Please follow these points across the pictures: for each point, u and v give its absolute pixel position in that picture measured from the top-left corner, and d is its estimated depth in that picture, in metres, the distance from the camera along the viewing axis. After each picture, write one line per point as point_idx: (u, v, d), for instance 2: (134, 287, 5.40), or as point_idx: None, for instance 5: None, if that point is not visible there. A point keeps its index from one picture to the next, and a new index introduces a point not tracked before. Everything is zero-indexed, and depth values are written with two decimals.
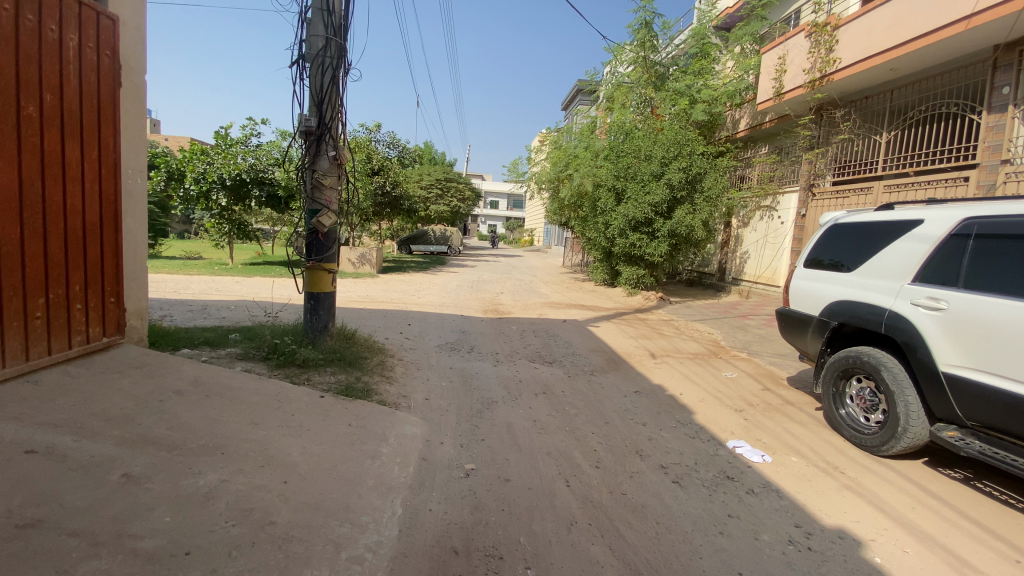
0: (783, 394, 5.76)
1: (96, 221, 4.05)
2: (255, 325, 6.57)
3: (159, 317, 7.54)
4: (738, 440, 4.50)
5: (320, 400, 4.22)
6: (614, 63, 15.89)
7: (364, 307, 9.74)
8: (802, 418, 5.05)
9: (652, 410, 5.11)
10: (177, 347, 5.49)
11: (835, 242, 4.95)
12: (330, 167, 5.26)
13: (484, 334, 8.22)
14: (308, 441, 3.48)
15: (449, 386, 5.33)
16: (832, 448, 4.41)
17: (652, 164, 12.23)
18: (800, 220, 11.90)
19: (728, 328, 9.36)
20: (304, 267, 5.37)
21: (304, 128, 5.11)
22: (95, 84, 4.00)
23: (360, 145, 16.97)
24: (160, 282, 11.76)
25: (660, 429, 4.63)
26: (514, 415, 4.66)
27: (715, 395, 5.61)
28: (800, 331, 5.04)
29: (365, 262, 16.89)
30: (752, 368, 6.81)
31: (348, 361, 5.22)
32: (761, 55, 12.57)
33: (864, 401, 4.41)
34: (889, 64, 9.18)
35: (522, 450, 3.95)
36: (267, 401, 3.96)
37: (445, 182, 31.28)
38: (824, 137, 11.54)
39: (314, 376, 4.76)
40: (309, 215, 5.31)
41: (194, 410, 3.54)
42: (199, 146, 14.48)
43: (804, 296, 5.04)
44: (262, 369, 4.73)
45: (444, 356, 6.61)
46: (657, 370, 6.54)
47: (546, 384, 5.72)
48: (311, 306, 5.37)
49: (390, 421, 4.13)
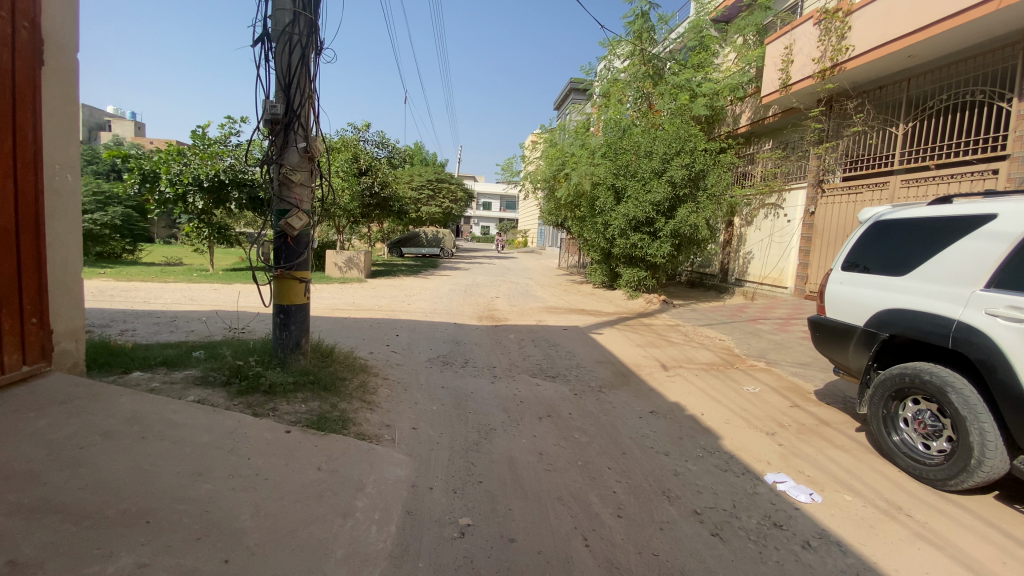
0: (815, 412, 5.14)
1: (10, 228, 3.36)
2: (222, 341, 5.86)
3: (118, 332, 6.78)
4: (779, 472, 3.87)
5: (284, 437, 3.52)
6: (610, 57, 15.28)
7: (349, 316, 9.02)
8: (844, 443, 4.43)
9: (672, 435, 4.47)
10: (127, 370, 4.77)
11: (880, 242, 4.35)
12: (300, 161, 4.58)
13: (480, 346, 7.51)
14: (264, 498, 2.80)
15: (441, 411, 4.64)
16: (886, 482, 3.80)
17: (653, 161, 11.62)
18: (808, 219, 11.37)
19: (741, 333, 8.73)
20: (272, 276, 4.67)
21: (269, 116, 4.41)
22: (9, 61, 3.32)
23: (347, 144, 16.23)
24: (132, 290, 10.95)
25: (686, 461, 3.99)
26: (516, 447, 4.00)
27: (740, 415, 4.98)
28: (841, 344, 4.43)
29: (352, 266, 16.15)
30: (775, 381, 6.18)
31: (323, 385, 4.53)
32: (765, 46, 12.01)
33: (925, 425, 3.82)
34: (907, 51, 8.66)
35: (528, 495, 3.30)
36: (218, 441, 3.26)
37: (436, 183, 30.49)
38: (834, 130, 10.95)
39: (281, 406, 4.05)
40: (278, 217, 4.63)
41: (122, 461, 2.84)
42: (175, 146, 13.75)
43: (845, 303, 4.44)
44: (220, 398, 4.01)
45: (435, 372, 5.92)
46: (671, 385, 5.90)
47: (551, 405, 5.05)
48: (281, 321, 4.68)
49: (370, 462, 3.46)
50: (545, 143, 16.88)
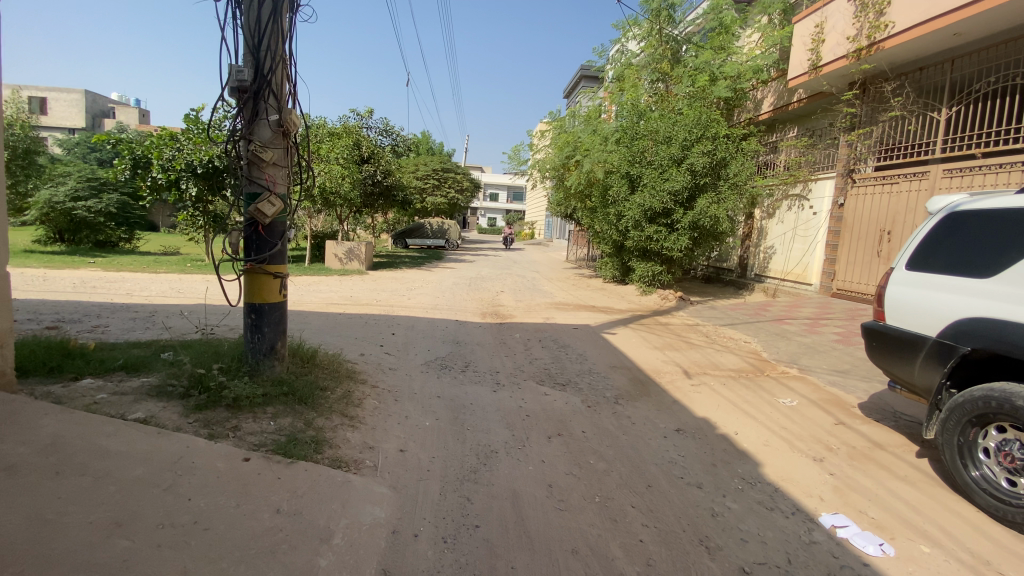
0: (865, 432, 4.46)
1: None
2: (196, 341, 5.25)
3: (88, 328, 6.18)
4: (837, 513, 3.23)
5: (240, 466, 2.91)
6: (624, 39, 14.45)
7: (343, 311, 8.43)
8: (908, 473, 3.76)
9: (704, 461, 3.82)
10: (79, 376, 4.18)
11: (956, 237, 3.69)
12: (273, 137, 3.96)
13: (482, 346, 6.87)
14: (198, 559, 2.21)
15: (434, 428, 4.01)
16: (966, 527, 3.15)
17: (671, 147, 10.87)
18: (837, 211, 10.58)
19: (767, 335, 8.02)
20: (242, 270, 4.03)
21: (235, 83, 3.77)
22: None
23: (348, 130, 15.46)
24: (119, 281, 10.40)
25: (724, 497, 3.34)
26: (522, 475, 3.39)
27: (780, 434, 4.32)
28: (906, 356, 3.74)
29: (353, 257, 15.55)
30: (812, 391, 5.50)
31: (298, 398, 3.90)
32: (793, 26, 11.14)
33: (1012, 458, 3.13)
34: (953, 28, 7.86)
35: (535, 546, 2.67)
36: (154, 475, 2.67)
37: (441, 173, 29.73)
38: (868, 115, 10.09)
39: (244, 424, 3.43)
40: (247, 201, 4.00)
41: (19, 509, 2.26)
42: (168, 131, 13.15)
43: (911, 308, 3.75)
44: (174, 414, 3.40)
45: (431, 378, 5.31)
46: (696, 395, 5.24)
47: (561, 420, 4.42)
48: (252, 323, 4.07)
49: (342, 501, 2.83)
50: (554, 132, 16.07)
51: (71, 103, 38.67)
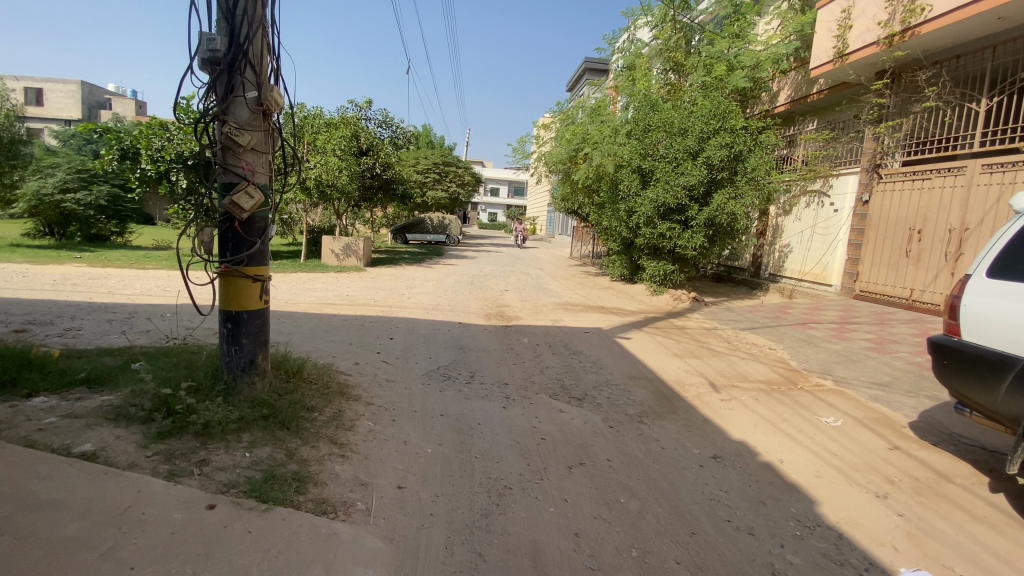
0: (926, 460, 3.92)
1: None
2: (172, 349, 4.68)
3: (58, 332, 5.62)
4: (919, 569, 2.70)
5: (203, 517, 2.37)
6: (636, 26, 13.77)
7: (338, 313, 7.88)
8: (989, 515, 3.22)
9: (750, 498, 3.30)
10: (32, 394, 3.63)
11: None
12: (252, 118, 3.42)
13: (488, 353, 6.33)
14: None
15: (438, 458, 3.48)
16: None
17: (686, 139, 10.31)
18: (861, 208, 10.02)
19: (792, 341, 7.48)
20: (215, 272, 3.47)
21: (205, 53, 3.23)
22: None
23: (346, 121, 14.83)
24: (102, 278, 9.81)
25: (782, 547, 2.81)
26: (542, 520, 2.86)
27: (831, 464, 3.80)
28: (989, 378, 3.20)
29: (351, 253, 15.01)
30: (856, 408, 4.95)
31: (280, 422, 3.37)
32: (817, 11, 10.52)
33: None
34: (999, 11, 7.26)
35: None
36: (92, 534, 2.14)
37: (443, 167, 29.07)
38: (898, 106, 9.51)
39: (214, 457, 2.89)
40: (221, 192, 3.44)
41: None
42: (157, 120, 12.58)
43: (999, 324, 3.20)
44: (130, 445, 2.86)
45: (433, 391, 4.78)
46: (729, 413, 4.70)
47: (581, 445, 3.88)
48: (228, 334, 3.52)
49: (326, 563, 2.29)
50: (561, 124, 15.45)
51: (67, 94, 37.92)
